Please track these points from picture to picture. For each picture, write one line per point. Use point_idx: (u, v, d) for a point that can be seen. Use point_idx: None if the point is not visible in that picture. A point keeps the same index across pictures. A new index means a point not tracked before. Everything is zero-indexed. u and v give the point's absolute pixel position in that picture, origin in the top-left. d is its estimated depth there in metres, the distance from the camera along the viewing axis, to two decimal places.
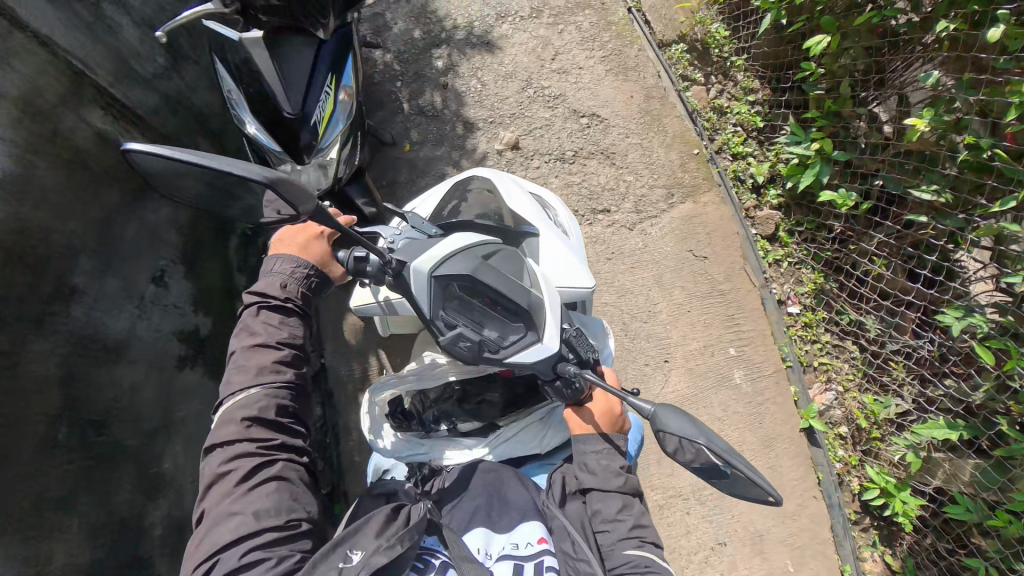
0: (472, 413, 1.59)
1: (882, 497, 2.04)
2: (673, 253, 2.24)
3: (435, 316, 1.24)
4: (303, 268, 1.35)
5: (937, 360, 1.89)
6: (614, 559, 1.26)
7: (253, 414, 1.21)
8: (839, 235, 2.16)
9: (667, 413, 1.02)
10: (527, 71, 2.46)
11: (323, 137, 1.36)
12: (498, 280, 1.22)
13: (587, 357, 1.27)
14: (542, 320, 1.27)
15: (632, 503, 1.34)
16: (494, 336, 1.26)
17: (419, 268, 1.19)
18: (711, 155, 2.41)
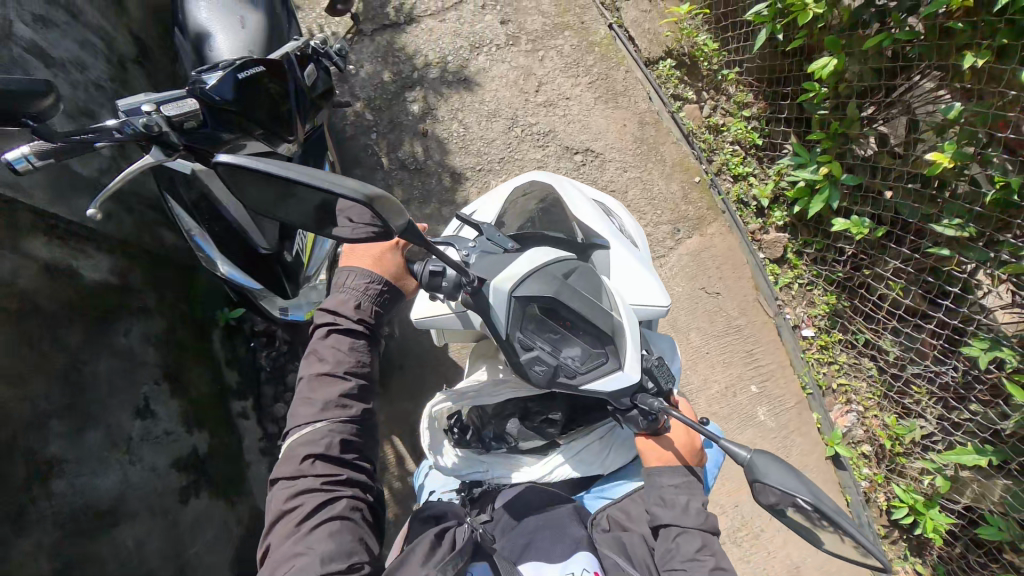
0: (534, 433, 1.43)
1: (911, 515, 2.04)
2: (685, 293, 2.16)
3: (511, 337, 1.13)
4: (377, 284, 1.16)
5: (961, 388, 1.88)
6: None
7: (318, 451, 1.07)
8: (850, 258, 2.10)
9: (766, 464, 0.91)
10: (511, 108, 2.28)
11: (308, 264, 1.21)
12: (581, 302, 1.09)
13: (665, 389, 1.14)
14: (626, 345, 1.12)
15: (711, 543, 1.18)
16: (570, 359, 1.14)
17: (498, 287, 1.09)
18: (713, 180, 2.29)
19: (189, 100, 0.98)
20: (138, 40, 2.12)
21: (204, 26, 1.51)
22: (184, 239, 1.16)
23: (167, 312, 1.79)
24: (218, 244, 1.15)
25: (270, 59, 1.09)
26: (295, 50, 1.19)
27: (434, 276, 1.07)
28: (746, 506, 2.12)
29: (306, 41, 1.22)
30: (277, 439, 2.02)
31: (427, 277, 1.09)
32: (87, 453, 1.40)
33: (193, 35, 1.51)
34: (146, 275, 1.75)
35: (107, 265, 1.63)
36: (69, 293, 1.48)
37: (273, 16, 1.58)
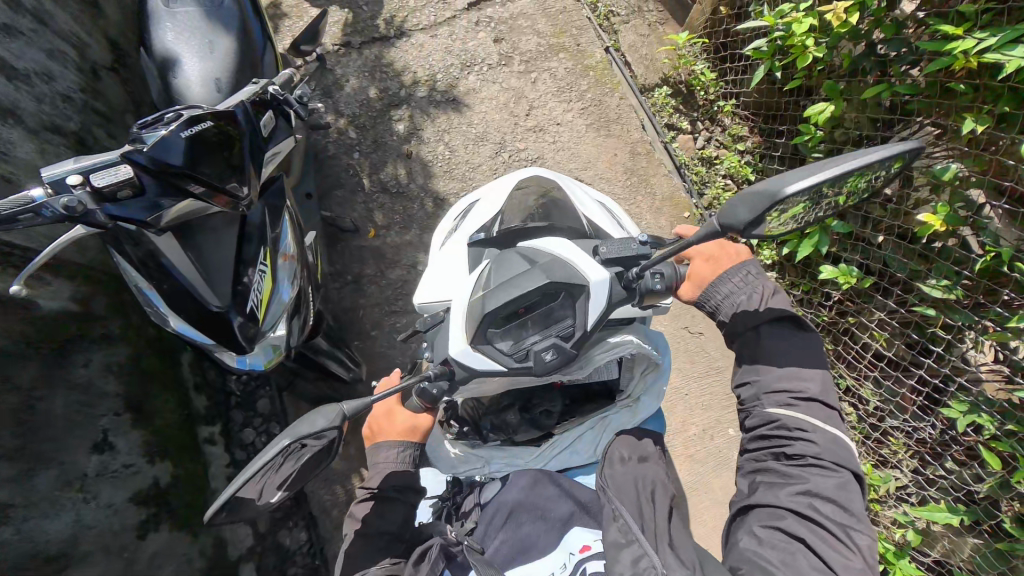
0: (531, 422, 1.52)
1: (881, 563, 2.00)
2: (668, 331, 2.13)
3: (504, 359, 1.18)
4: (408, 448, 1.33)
5: (938, 447, 1.86)
6: (756, 414, 1.18)
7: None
8: (838, 303, 2.07)
9: (731, 203, 0.93)
10: (500, 132, 2.21)
11: (264, 318, 1.16)
12: (506, 293, 1.18)
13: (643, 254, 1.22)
14: (576, 276, 1.20)
15: (789, 338, 1.19)
16: (560, 329, 1.20)
17: (456, 347, 1.19)
18: (702, 216, 2.25)
19: (122, 167, 0.95)
20: (115, 44, 2.03)
21: (170, 49, 1.46)
22: (135, 295, 1.15)
23: (132, 338, 1.74)
24: (168, 299, 1.12)
25: (221, 110, 1.08)
26: (252, 97, 1.16)
27: (423, 390, 1.21)
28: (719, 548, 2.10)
29: (268, 87, 1.20)
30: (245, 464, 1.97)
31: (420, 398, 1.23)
32: (37, 495, 1.36)
33: (159, 59, 1.46)
34: (110, 299, 1.70)
35: (66, 291, 1.58)
36: (22, 324, 1.43)
37: (247, 40, 1.52)
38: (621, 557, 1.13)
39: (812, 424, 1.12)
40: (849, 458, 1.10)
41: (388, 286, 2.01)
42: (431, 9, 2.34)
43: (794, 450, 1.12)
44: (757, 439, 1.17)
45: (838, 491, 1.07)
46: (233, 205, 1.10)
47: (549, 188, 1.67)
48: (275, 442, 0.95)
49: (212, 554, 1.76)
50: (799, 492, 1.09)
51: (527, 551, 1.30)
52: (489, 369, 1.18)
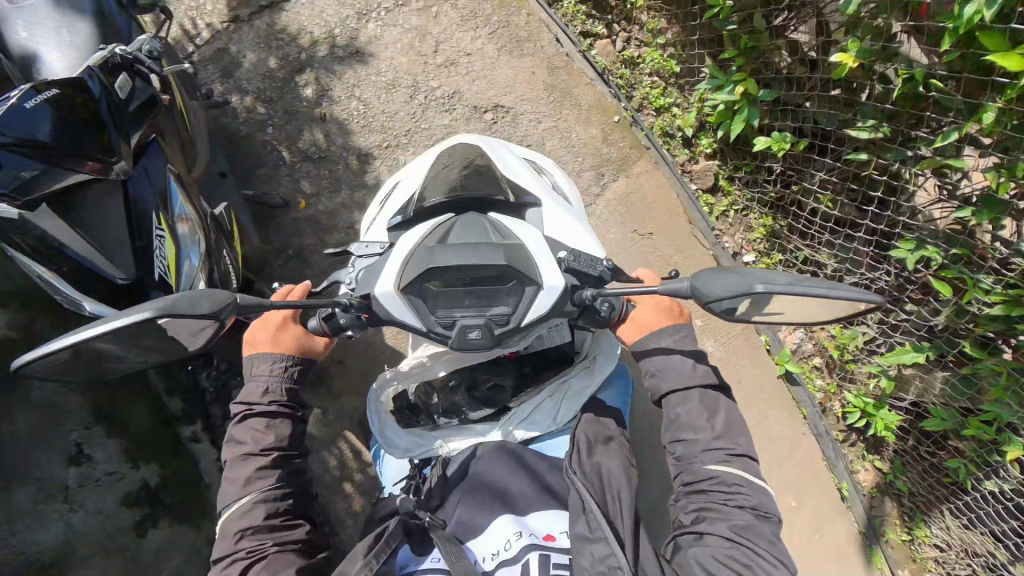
0: (483, 400, 1.57)
1: (863, 418, 2.11)
2: (619, 240, 2.07)
3: (429, 320, 1.16)
4: (286, 362, 1.36)
5: (895, 292, 1.86)
6: (697, 470, 1.25)
7: (243, 526, 1.26)
8: (781, 176, 2.07)
9: (708, 279, 1.03)
10: (410, 76, 2.14)
11: (177, 281, 1.20)
12: (453, 257, 1.14)
13: (592, 273, 1.25)
14: (534, 268, 1.19)
15: (712, 400, 1.29)
16: (494, 309, 1.16)
17: (381, 291, 1.17)
18: (633, 118, 2.21)
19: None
20: None
21: (27, 47, 1.38)
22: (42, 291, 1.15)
23: None
24: (71, 284, 1.12)
25: (71, 78, 1.13)
26: (101, 62, 1.23)
27: (334, 321, 1.28)
28: None
29: (116, 51, 1.26)
30: None
31: (328, 325, 1.30)
32: None
33: (17, 58, 1.39)
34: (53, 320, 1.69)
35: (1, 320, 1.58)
36: None
37: (109, 26, 1.45)
38: (592, 554, 1.19)
39: (745, 477, 1.23)
40: (773, 507, 1.22)
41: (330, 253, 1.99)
42: None
43: (735, 501, 1.21)
44: (700, 489, 1.25)
45: (765, 533, 1.18)
46: (106, 170, 1.14)
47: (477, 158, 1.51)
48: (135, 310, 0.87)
49: None
50: (736, 528, 1.18)
51: (480, 526, 1.33)
52: (408, 321, 1.17)
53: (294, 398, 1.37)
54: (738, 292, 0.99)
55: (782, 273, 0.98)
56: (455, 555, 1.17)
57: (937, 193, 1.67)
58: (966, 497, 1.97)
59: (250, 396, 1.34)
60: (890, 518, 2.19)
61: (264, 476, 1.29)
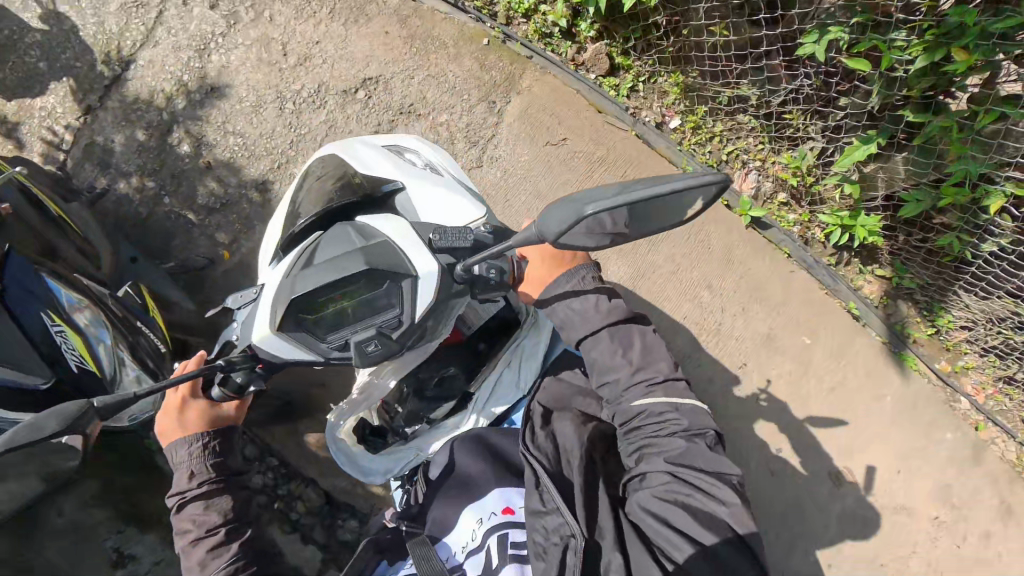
0: (440, 395, 1.48)
1: (845, 233, 2.01)
2: (533, 157, 2.03)
3: (321, 350, 1.12)
4: (200, 440, 1.26)
5: (822, 92, 1.77)
6: (625, 408, 1.19)
7: None
8: (669, 27, 1.95)
9: (546, 214, 0.88)
10: (271, 88, 2.07)
11: (99, 366, 1.30)
12: (316, 279, 1.06)
13: (467, 242, 1.16)
14: (404, 260, 1.12)
15: (625, 332, 1.22)
16: (381, 319, 1.11)
17: (262, 341, 1.12)
18: (503, 34, 2.08)
19: None
20: None
21: None
22: None
23: None
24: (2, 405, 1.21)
25: None
26: None
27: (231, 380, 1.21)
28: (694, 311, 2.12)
29: None
30: None
31: (229, 388, 1.23)
32: None
33: None
34: None
35: None
36: None
37: None
38: (548, 527, 1.16)
39: (672, 402, 1.16)
40: (708, 423, 1.15)
41: None
42: (136, 19, 2.13)
43: (666, 431, 1.15)
44: (633, 427, 1.19)
45: (705, 452, 1.11)
46: None
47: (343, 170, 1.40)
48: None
49: None
50: (673, 457, 1.12)
51: (449, 523, 1.29)
52: (303, 359, 1.14)
53: (224, 469, 1.28)
54: (574, 230, 0.87)
55: (609, 184, 0.84)
56: (423, 558, 1.16)
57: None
58: (971, 269, 1.91)
59: (177, 487, 1.25)
60: (909, 319, 2.11)
61: (217, 553, 1.20)
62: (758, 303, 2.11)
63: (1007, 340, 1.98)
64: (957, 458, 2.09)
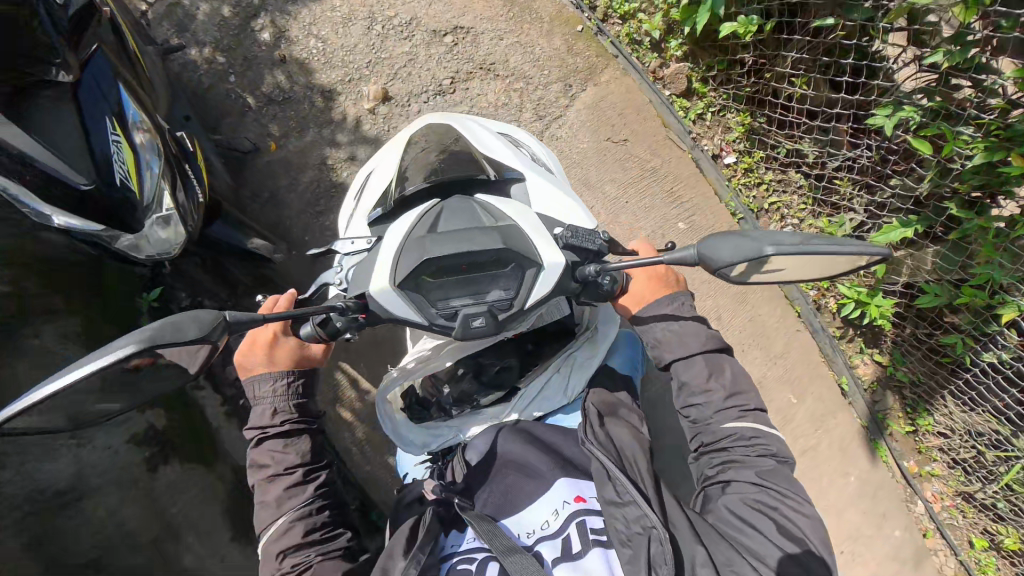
0: (491, 384, 1.53)
1: (858, 309, 2.08)
2: (591, 147, 2.06)
3: (429, 312, 1.12)
4: (286, 378, 1.28)
5: (878, 165, 1.84)
6: (716, 429, 1.24)
7: (285, 546, 1.25)
8: (753, 66, 2.01)
9: (714, 243, 0.99)
10: (365, 7, 2.10)
11: (139, 189, 1.30)
12: (453, 242, 1.09)
13: (594, 247, 1.19)
14: (532, 249, 1.15)
15: (720, 365, 1.27)
16: (495, 297, 1.13)
17: (381, 290, 1.12)
18: (598, 27, 2.14)
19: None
20: None
21: None
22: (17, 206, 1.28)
23: (81, 304, 1.74)
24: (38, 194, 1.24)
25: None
26: None
27: (328, 323, 1.17)
28: None
29: None
30: None
31: (322, 330, 1.18)
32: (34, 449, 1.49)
33: None
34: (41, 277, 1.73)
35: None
36: None
37: None
38: (626, 516, 1.15)
39: (760, 428, 1.23)
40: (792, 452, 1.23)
41: (305, 190, 2.01)
42: None
43: (754, 450, 1.21)
44: (721, 446, 1.24)
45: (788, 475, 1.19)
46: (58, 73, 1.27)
47: (447, 139, 1.52)
48: (121, 340, 0.82)
49: None
50: (763, 473, 1.18)
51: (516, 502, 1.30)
52: (409, 317, 1.13)
53: (306, 411, 1.32)
54: (743, 263, 0.97)
55: (790, 232, 0.96)
56: (493, 534, 1.18)
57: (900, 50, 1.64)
58: (965, 375, 1.99)
59: (259, 421, 1.29)
60: (892, 410, 2.22)
61: (294, 493, 1.28)
62: (761, 350, 2.14)
63: (977, 457, 2.07)
64: (897, 553, 2.19)
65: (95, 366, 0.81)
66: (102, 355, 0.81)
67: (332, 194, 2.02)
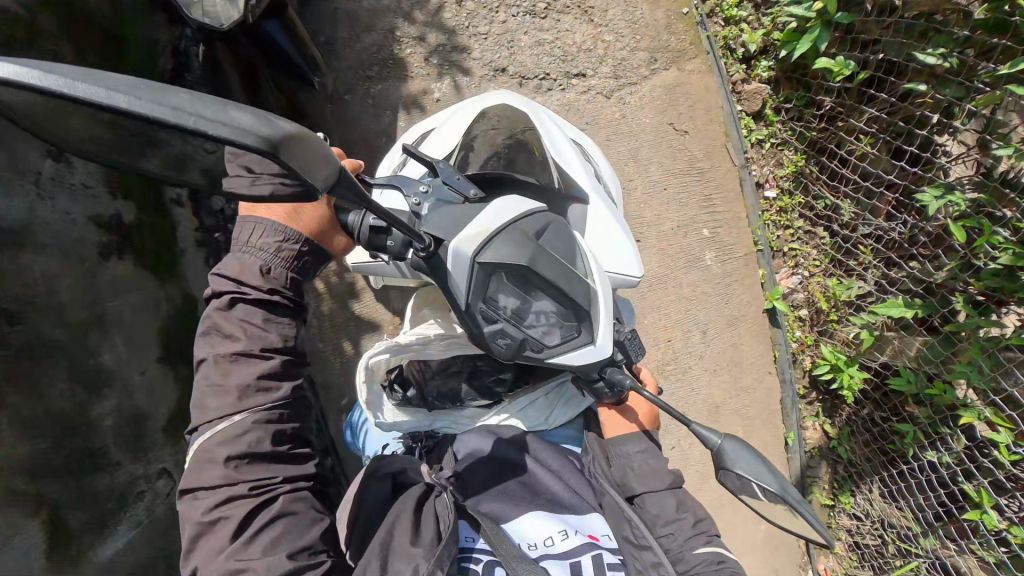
0: (480, 389, 1.59)
1: (831, 372, 2.12)
2: (652, 125, 2.03)
3: (475, 301, 1.16)
4: (291, 244, 1.13)
5: (905, 242, 1.86)
6: (688, 556, 1.33)
7: (242, 452, 1.03)
8: (827, 112, 2.00)
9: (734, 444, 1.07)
10: None
11: None
12: (553, 269, 1.14)
13: (633, 360, 1.26)
14: (598, 320, 1.20)
15: (686, 502, 1.43)
16: (539, 334, 1.20)
17: (458, 252, 1.11)
18: (702, 17, 2.11)
19: None
20: None
21: None
22: None
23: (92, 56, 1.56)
24: None
25: None
26: None
27: (379, 235, 1.03)
28: (685, 354, 2.09)
29: None
30: (214, 230, 1.92)
31: (368, 235, 1.04)
32: None
33: None
34: None
35: None
36: None
37: None
38: (641, 560, 1.29)
39: (724, 554, 1.34)
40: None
41: (363, 51, 1.91)
42: None
43: (726, 564, 1.31)
44: (691, 570, 1.31)
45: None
46: None
47: (519, 128, 1.60)
48: (230, 112, 0.58)
49: (179, 304, 1.76)
50: None
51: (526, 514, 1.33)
52: (453, 288, 1.15)
53: (299, 291, 1.16)
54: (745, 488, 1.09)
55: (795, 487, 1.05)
56: (499, 540, 1.21)
57: (967, 146, 1.69)
58: (902, 466, 2.04)
59: (240, 271, 1.11)
60: (821, 479, 2.30)
61: (265, 392, 1.07)
62: (733, 378, 2.16)
63: (880, 547, 2.17)
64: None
65: (181, 119, 0.57)
66: (200, 111, 0.58)
67: (389, 65, 1.93)
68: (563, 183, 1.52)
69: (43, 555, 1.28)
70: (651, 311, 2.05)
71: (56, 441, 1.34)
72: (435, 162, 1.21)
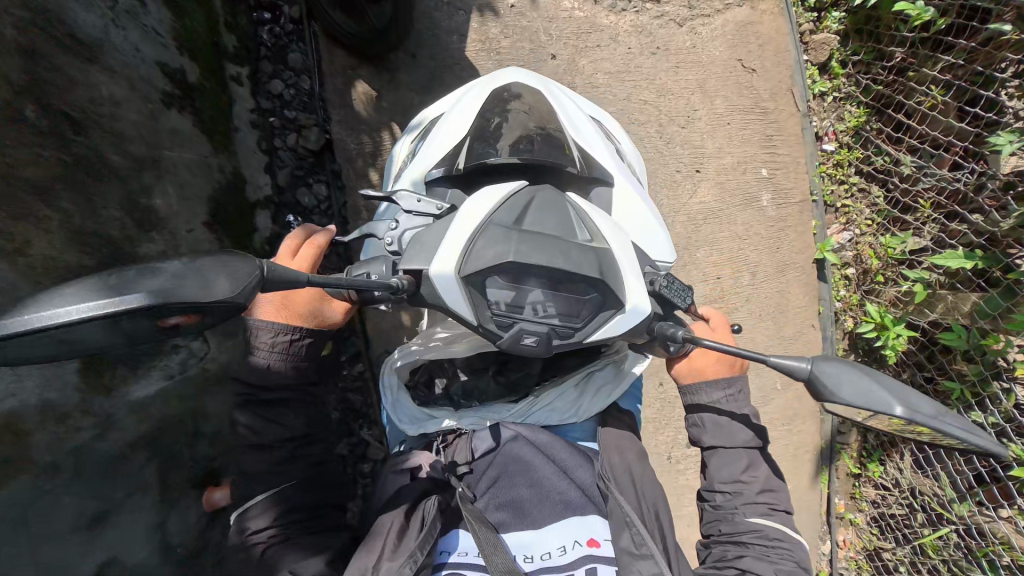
0: (507, 386, 1.41)
1: (876, 332, 2.06)
2: (721, 58, 2.03)
3: (483, 314, 1.00)
4: (295, 336, 1.17)
5: (970, 192, 1.84)
6: (737, 521, 1.24)
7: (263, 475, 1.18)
8: (898, 64, 1.99)
9: (827, 364, 0.96)
10: None
11: None
12: (544, 251, 0.97)
13: (681, 305, 1.14)
14: (615, 283, 1.02)
15: (759, 463, 1.27)
16: (556, 323, 1.01)
17: (440, 274, 0.97)
18: None
19: None
20: None
21: None
22: None
23: None
24: None
25: None
26: None
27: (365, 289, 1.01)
28: (730, 291, 2.09)
29: None
30: (270, 115, 1.87)
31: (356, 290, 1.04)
32: None
33: None
34: None
35: None
36: None
37: None
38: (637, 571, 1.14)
39: (786, 534, 1.21)
40: (809, 561, 1.22)
41: None
42: None
43: (779, 556, 1.19)
44: (736, 533, 1.23)
45: None
46: None
47: (550, 124, 1.41)
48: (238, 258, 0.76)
49: (231, 179, 1.69)
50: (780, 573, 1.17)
51: (531, 521, 1.22)
52: (456, 308, 1.00)
53: (303, 374, 1.20)
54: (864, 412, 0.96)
55: (925, 400, 0.92)
56: (492, 552, 1.09)
57: None
58: None
59: (252, 368, 1.17)
60: (850, 446, 2.28)
61: (296, 458, 1.20)
62: (777, 327, 2.14)
63: (907, 517, 2.09)
64: None
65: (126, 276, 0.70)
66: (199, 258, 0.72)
67: None
68: (587, 161, 1.41)
69: (77, 374, 1.12)
70: (702, 244, 2.05)
71: (103, 261, 1.21)
72: (395, 195, 1.14)
